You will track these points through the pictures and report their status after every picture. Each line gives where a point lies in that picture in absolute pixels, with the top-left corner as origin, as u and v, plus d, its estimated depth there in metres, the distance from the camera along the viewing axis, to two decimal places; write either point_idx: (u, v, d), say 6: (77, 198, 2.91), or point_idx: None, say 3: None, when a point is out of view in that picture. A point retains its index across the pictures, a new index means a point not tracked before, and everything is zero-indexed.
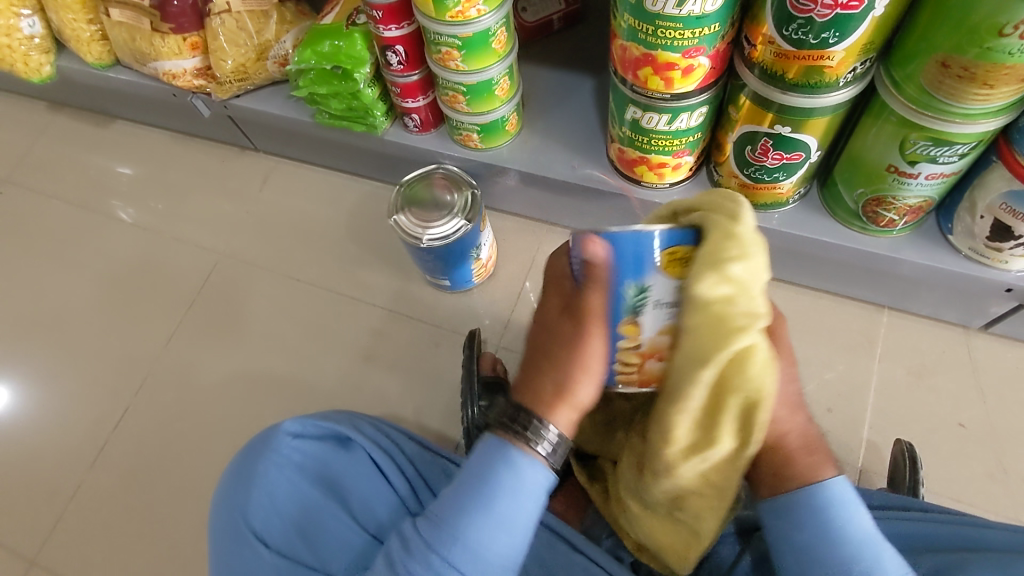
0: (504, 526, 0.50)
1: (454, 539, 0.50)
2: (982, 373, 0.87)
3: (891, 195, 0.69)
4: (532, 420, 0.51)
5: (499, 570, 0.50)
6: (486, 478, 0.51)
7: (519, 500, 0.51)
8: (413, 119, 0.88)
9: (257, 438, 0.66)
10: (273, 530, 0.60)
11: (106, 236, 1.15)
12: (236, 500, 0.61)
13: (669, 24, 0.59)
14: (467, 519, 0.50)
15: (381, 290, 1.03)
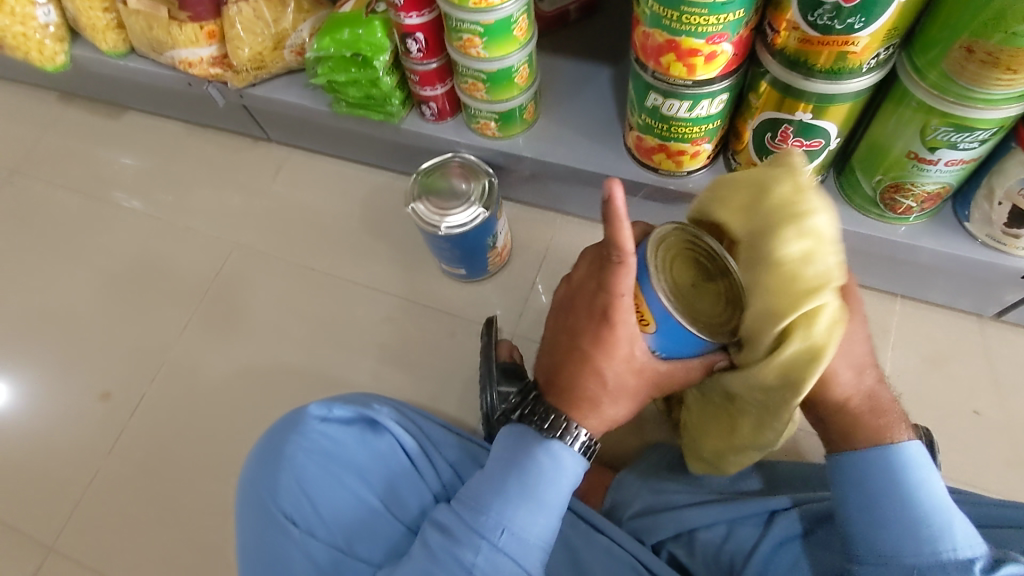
0: (541, 510, 0.55)
1: (500, 526, 0.54)
2: (995, 360, 0.87)
3: (909, 182, 0.70)
4: (561, 420, 0.56)
5: (538, 552, 0.55)
6: (530, 467, 0.55)
7: (560, 483, 0.56)
8: (430, 108, 0.89)
9: (283, 420, 0.67)
10: (302, 513, 0.61)
11: (118, 226, 1.15)
12: (266, 482, 0.62)
13: (693, 10, 0.60)
14: (512, 507, 0.54)
15: (396, 279, 1.03)
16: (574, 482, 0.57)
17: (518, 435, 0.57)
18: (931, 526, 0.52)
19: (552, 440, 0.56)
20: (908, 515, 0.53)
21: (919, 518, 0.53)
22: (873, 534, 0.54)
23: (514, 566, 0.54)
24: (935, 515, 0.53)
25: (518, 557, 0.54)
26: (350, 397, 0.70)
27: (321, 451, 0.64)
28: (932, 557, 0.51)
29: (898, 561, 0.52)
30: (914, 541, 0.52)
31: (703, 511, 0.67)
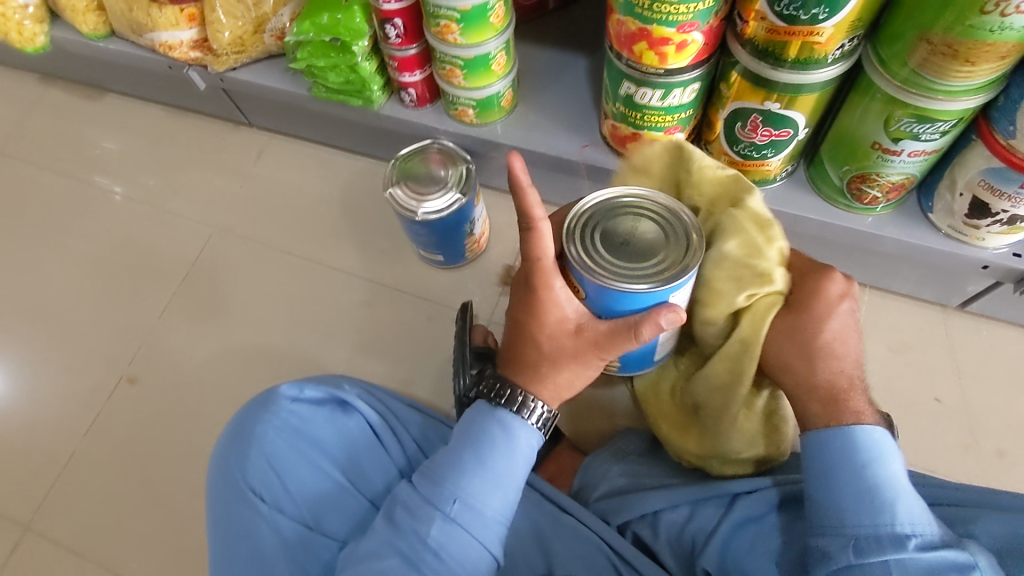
0: (497, 483, 0.56)
1: (453, 497, 0.55)
2: (958, 349, 0.90)
3: (875, 172, 0.72)
4: (516, 394, 0.58)
5: (494, 525, 0.55)
6: (483, 440, 0.57)
7: (513, 460, 0.57)
8: (409, 94, 0.89)
9: (255, 400, 0.67)
10: (269, 490, 0.62)
11: (97, 209, 1.15)
12: (235, 460, 0.63)
13: None
14: (466, 478, 0.55)
15: (374, 264, 1.04)
16: (527, 461, 0.58)
17: (476, 412, 0.59)
18: (875, 498, 0.52)
19: (505, 412, 0.57)
20: (853, 483, 0.54)
21: (864, 490, 0.53)
22: (820, 506, 0.55)
23: (471, 537, 0.54)
24: (879, 491, 0.53)
25: (473, 529, 0.54)
26: (321, 379, 0.71)
27: (289, 430, 0.65)
28: (871, 528, 0.51)
29: (839, 532, 0.52)
30: (865, 517, 0.52)
31: (667, 493, 0.69)
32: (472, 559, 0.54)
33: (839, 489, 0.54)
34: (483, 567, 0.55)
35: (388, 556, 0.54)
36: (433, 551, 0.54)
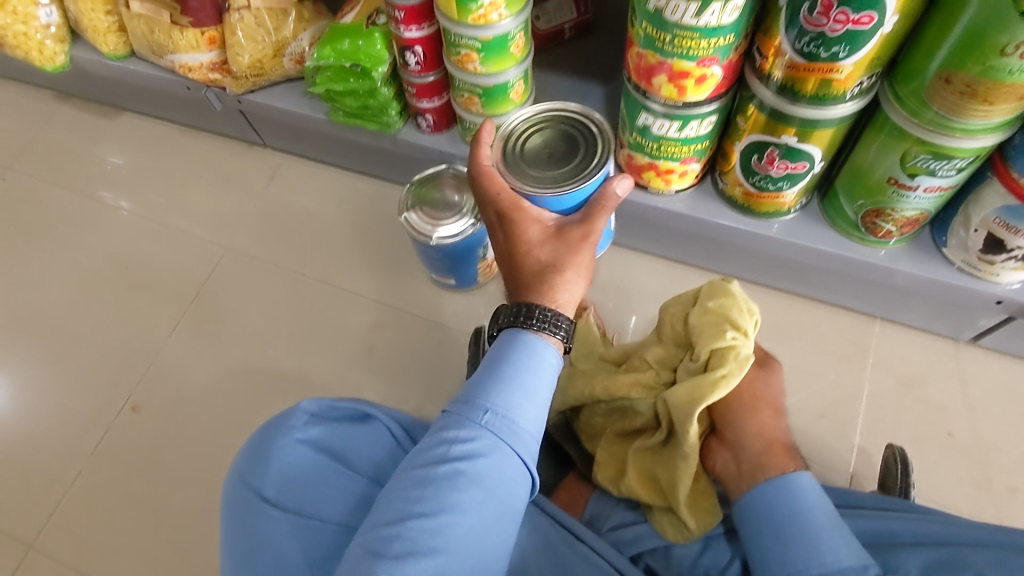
0: (529, 396, 0.55)
1: (486, 408, 0.53)
2: (971, 383, 0.90)
3: (890, 207, 0.72)
4: (540, 312, 0.59)
5: (526, 437, 0.54)
6: (512, 356, 0.57)
7: (539, 374, 0.56)
8: (426, 120, 0.90)
9: (273, 419, 0.65)
10: (291, 499, 0.59)
11: (109, 226, 1.16)
12: (252, 475, 0.61)
13: (685, 33, 0.62)
14: (498, 389, 0.54)
15: (386, 287, 1.04)
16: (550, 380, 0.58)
17: (509, 338, 0.59)
18: (816, 539, 0.57)
19: (531, 331, 0.58)
20: (799, 528, 0.58)
21: (809, 533, 0.58)
22: (773, 556, 0.58)
23: (505, 447, 0.53)
24: (823, 533, 0.57)
25: (506, 437, 0.53)
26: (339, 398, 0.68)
27: (312, 443, 0.62)
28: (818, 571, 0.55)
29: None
30: (806, 560, 0.56)
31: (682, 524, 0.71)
32: (508, 475, 0.52)
33: (789, 535, 0.58)
34: (516, 487, 0.53)
35: (418, 466, 0.51)
36: (463, 457, 0.51)
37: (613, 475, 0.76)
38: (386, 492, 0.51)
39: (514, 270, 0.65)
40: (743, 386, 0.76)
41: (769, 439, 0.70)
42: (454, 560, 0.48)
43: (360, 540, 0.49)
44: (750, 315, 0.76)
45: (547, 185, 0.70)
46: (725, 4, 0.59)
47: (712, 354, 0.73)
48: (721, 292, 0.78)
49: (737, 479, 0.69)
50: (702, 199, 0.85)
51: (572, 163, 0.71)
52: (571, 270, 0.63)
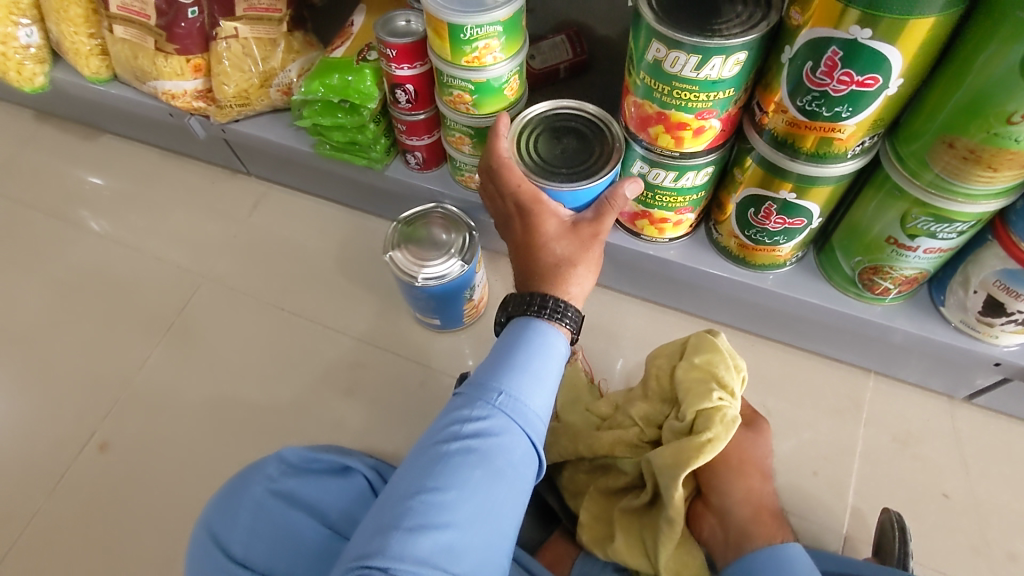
0: (539, 380, 0.57)
1: (500, 390, 0.55)
2: (966, 443, 0.88)
3: (888, 265, 0.71)
4: (551, 301, 0.61)
5: (537, 421, 0.56)
6: (523, 343, 0.59)
7: (548, 359, 0.59)
8: (415, 157, 0.88)
9: (246, 470, 0.63)
10: (256, 555, 0.55)
11: (84, 251, 1.11)
12: (221, 524, 0.58)
13: (685, 85, 0.60)
14: (511, 374, 0.56)
15: (370, 324, 1.01)
16: (559, 366, 0.60)
17: (521, 324, 0.60)
18: None
19: (543, 318, 0.60)
20: None
21: None
22: None
23: (518, 428, 0.54)
24: None
25: (516, 417, 0.54)
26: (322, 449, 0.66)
27: (282, 493, 0.60)
28: None
29: None
30: None
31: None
32: (518, 452, 0.54)
33: None
34: (525, 466, 0.54)
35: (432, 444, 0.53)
36: (475, 435, 0.53)
37: (599, 537, 0.75)
38: (400, 472, 0.52)
39: (527, 260, 0.66)
40: (731, 448, 0.78)
41: (757, 507, 0.73)
42: (468, 533, 0.49)
43: (376, 516, 0.50)
44: (739, 373, 0.79)
45: (558, 179, 0.69)
46: (727, 59, 0.57)
47: (698, 415, 0.75)
48: (707, 346, 0.80)
49: (723, 546, 0.72)
50: (696, 248, 0.83)
51: (583, 160, 0.71)
52: (583, 264, 0.64)
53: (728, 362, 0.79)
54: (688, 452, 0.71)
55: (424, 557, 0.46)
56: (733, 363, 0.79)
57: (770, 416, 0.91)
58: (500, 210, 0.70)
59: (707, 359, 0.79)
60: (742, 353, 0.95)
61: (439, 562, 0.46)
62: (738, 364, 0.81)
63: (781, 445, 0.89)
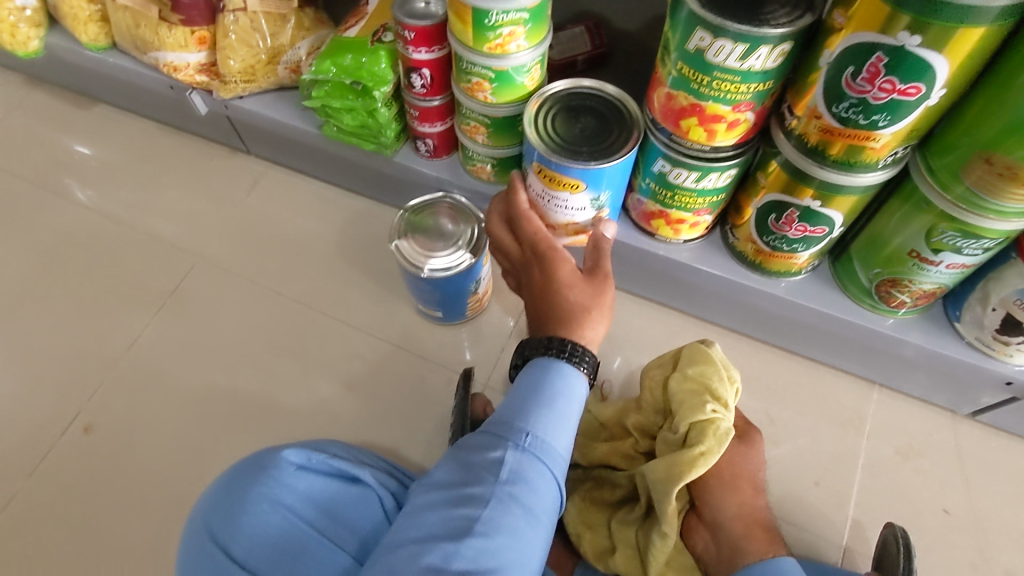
0: (564, 422, 0.57)
1: (527, 431, 0.55)
2: (967, 459, 0.88)
3: (907, 279, 0.69)
4: (563, 342, 0.62)
5: (562, 461, 0.56)
6: (546, 383, 0.59)
7: (572, 402, 0.60)
8: (426, 144, 0.85)
9: (250, 462, 0.59)
10: (259, 560, 0.53)
11: (73, 224, 1.08)
12: (221, 522, 0.54)
13: (727, 76, 0.58)
14: (537, 415, 0.56)
15: (369, 314, 0.99)
16: (580, 404, 0.61)
17: (537, 365, 0.61)
18: None
19: (563, 361, 0.61)
20: None
21: None
22: None
23: (547, 470, 0.54)
24: None
25: (547, 462, 0.55)
26: (324, 450, 0.63)
27: (292, 502, 0.56)
28: None
29: None
30: None
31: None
32: (547, 493, 0.54)
33: None
34: (552, 510, 0.55)
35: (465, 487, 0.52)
36: (510, 481, 0.53)
37: (600, 550, 0.75)
38: (429, 512, 0.52)
39: (540, 306, 0.68)
40: (723, 462, 0.77)
41: (750, 521, 0.73)
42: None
43: (409, 557, 0.49)
44: (733, 384, 0.78)
45: (581, 160, 0.67)
46: (772, 49, 0.55)
47: (691, 427, 0.74)
48: (701, 357, 0.79)
49: (717, 561, 0.72)
50: (709, 251, 0.82)
51: (601, 139, 0.69)
52: (597, 309, 0.65)
53: (723, 372, 0.78)
54: (681, 466, 0.71)
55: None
56: (730, 374, 0.79)
57: (774, 425, 0.90)
58: (517, 258, 0.73)
59: (700, 369, 0.78)
60: (746, 360, 0.94)
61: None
62: (732, 372, 0.80)
63: (784, 455, 0.88)
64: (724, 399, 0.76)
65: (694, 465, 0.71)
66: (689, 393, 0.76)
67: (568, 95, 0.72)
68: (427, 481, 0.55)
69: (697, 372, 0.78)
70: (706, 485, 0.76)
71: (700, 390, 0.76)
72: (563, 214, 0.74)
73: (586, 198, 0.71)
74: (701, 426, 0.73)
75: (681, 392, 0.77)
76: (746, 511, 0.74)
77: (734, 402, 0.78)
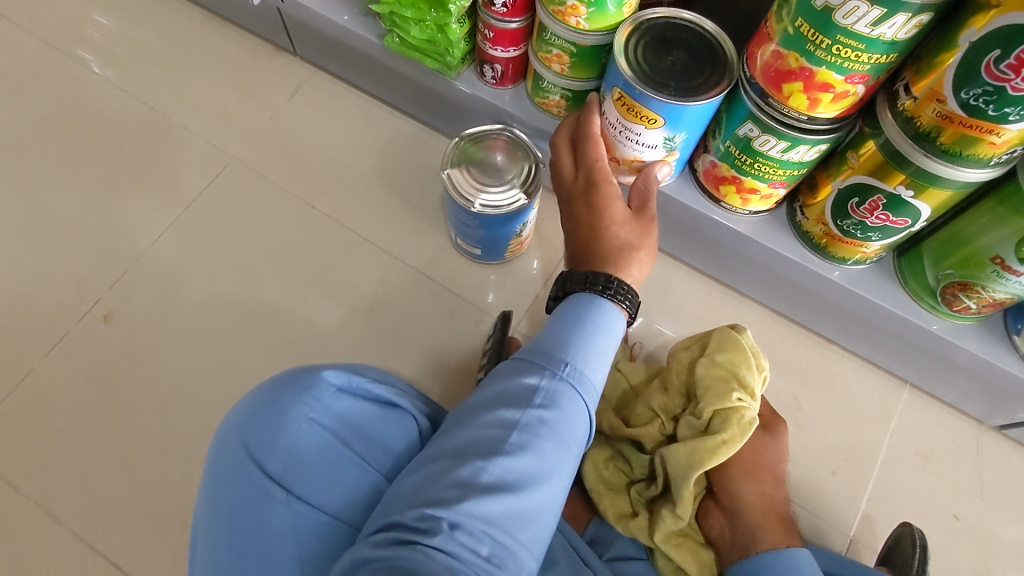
0: (602, 357, 0.55)
1: (564, 359, 0.52)
2: (986, 470, 0.87)
3: (981, 285, 0.67)
4: (611, 282, 0.60)
5: (597, 396, 0.54)
6: (586, 318, 0.56)
7: (612, 340, 0.57)
8: (493, 69, 0.80)
9: (286, 377, 0.56)
10: (296, 479, 0.51)
11: (104, 104, 1.02)
12: (258, 433, 0.52)
13: (851, 41, 0.54)
14: (577, 347, 0.54)
15: (404, 241, 0.95)
16: (616, 343, 0.58)
17: (578, 300, 0.59)
18: None
19: (606, 300, 0.59)
20: None
21: None
22: None
23: (580, 401, 0.52)
24: None
25: (582, 392, 0.52)
26: (362, 368, 0.60)
27: (330, 424, 0.54)
28: None
29: None
30: None
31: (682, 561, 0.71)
32: (579, 425, 0.51)
33: None
34: (583, 442, 0.52)
35: (496, 407, 0.50)
36: (544, 405, 0.50)
37: (620, 513, 0.73)
38: (457, 431, 0.50)
39: (581, 238, 0.66)
40: (745, 450, 0.75)
41: (767, 509, 0.71)
42: (533, 502, 0.47)
43: (437, 471, 0.47)
44: (761, 372, 0.76)
45: (667, 93, 0.63)
46: (910, 19, 0.51)
47: (715, 414, 0.72)
48: (730, 344, 0.76)
49: (730, 546, 0.71)
50: (772, 226, 0.78)
51: (690, 77, 0.65)
52: (645, 250, 0.65)
53: (754, 360, 0.76)
54: (703, 453, 0.70)
55: (493, 519, 0.44)
56: (761, 362, 0.76)
57: (799, 409, 0.89)
58: (562, 182, 0.70)
59: (731, 353, 0.76)
60: (781, 340, 0.92)
61: (505, 528, 0.44)
62: (761, 361, 0.77)
63: (804, 441, 0.87)
64: (752, 389, 0.74)
65: (717, 452, 0.70)
66: (718, 378, 0.74)
67: (663, 21, 0.67)
68: (457, 409, 0.53)
69: (730, 354, 0.76)
70: (728, 470, 0.74)
71: (728, 376, 0.74)
72: (632, 148, 0.71)
73: (661, 138, 0.68)
74: (728, 413, 0.72)
75: (709, 376, 0.75)
76: (765, 499, 0.72)
77: (762, 390, 0.76)
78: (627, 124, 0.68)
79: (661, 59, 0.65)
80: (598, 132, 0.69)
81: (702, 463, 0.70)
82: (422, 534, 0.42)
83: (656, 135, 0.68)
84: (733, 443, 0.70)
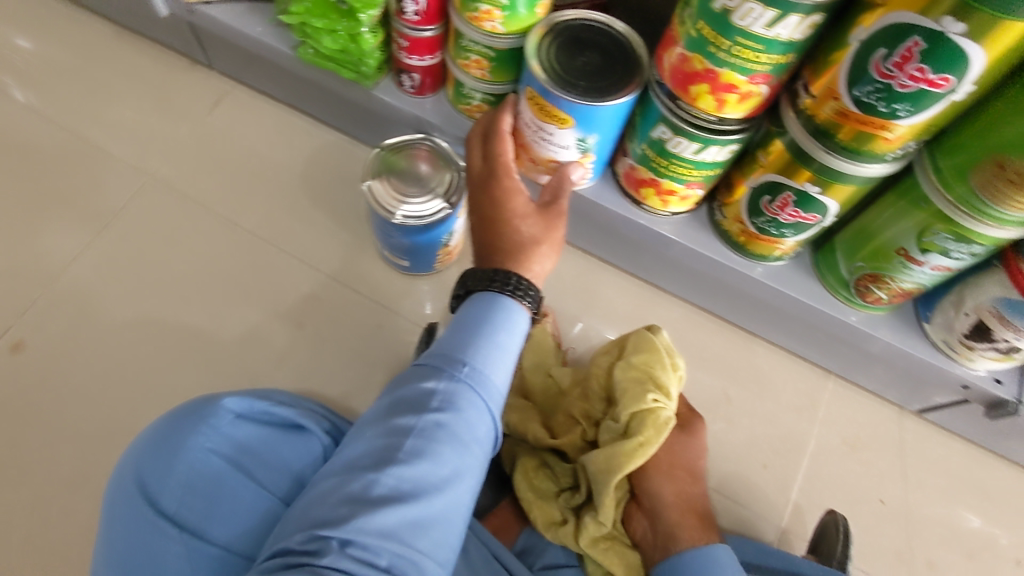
0: (504, 355, 0.53)
1: (462, 360, 0.51)
2: (908, 454, 0.90)
3: (889, 276, 0.69)
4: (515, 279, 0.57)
5: (499, 395, 0.52)
6: (485, 316, 0.55)
7: (514, 336, 0.55)
8: (411, 79, 0.79)
9: (184, 408, 0.54)
10: (192, 514, 0.48)
11: (7, 122, 0.97)
12: (151, 467, 0.49)
13: (750, 42, 0.55)
14: (476, 346, 0.52)
15: (330, 255, 0.93)
16: (521, 339, 0.57)
17: (480, 300, 0.56)
18: None
19: (506, 298, 0.56)
20: None
21: None
22: None
23: (478, 401, 0.50)
24: None
25: (481, 393, 0.51)
26: (267, 396, 0.58)
27: (229, 452, 0.52)
28: None
29: None
30: None
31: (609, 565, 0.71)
32: (479, 426, 0.50)
33: None
34: (487, 441, 0.51)
35: (391, 416, 0.48)
36: (441, 409, 0.49)
37: (551, 521, 0.72)
38: (354, 445, 0.48)
39: (487, 237, 0.64)
40: (662, 452, 0.75)
41: (687, 508, 0.72)
42: (433, 508, 0.45)
43: (330, 488, 0.45)
44: (676, 372, 0.77)
45: (576, 94, 0.64)
46: (802, 20, 0.52)
47: (633, 416, 0.73)
48: (646, 346, 0.77)
49: (653, 547, 0.71)
50: (693, 227, 0.79)
51: (600, 78, 0.65)
52: (548, 244, 0.63)
53: (669, 358, 0.77)
54: (622, 456, 0.70)
55: (388, 532, 0.43)
56: (676, 362, 0.77)
57: (730, 405, 0.90)
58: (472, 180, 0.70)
59: (647, 354, 0.76)
60: (710, 337, 0.94)
61: (402, 539, 0.43)
62: (677, 361, 0.78)
63: (736, 435, 0.89)
64: (665, 387, 0.74)
65: (639, 453, 0.70)
66: (636, 379, 0.75)
67: (573, 22, 0.67)
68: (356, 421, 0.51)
69: (647, 355, 0.76)
70: (645, 471, 0.74)
71: (645, 375, 0.75)
72: (548, 149, 0.70)
73: (574, 139, 0.68)
74: (645, 414, 0.72)
75: (626, 378, 0.75)
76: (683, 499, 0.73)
77: (679, 389, 0.77)
78: (540, 124, 0.68)
79: (572, 59, 0.66)
80: (509, 131, 0.70)
81: (622, 466, 0.70)
82: (313, 554, 0.41)
83: (567, 134, 0.68)
84: (650, 444, 0.70)
